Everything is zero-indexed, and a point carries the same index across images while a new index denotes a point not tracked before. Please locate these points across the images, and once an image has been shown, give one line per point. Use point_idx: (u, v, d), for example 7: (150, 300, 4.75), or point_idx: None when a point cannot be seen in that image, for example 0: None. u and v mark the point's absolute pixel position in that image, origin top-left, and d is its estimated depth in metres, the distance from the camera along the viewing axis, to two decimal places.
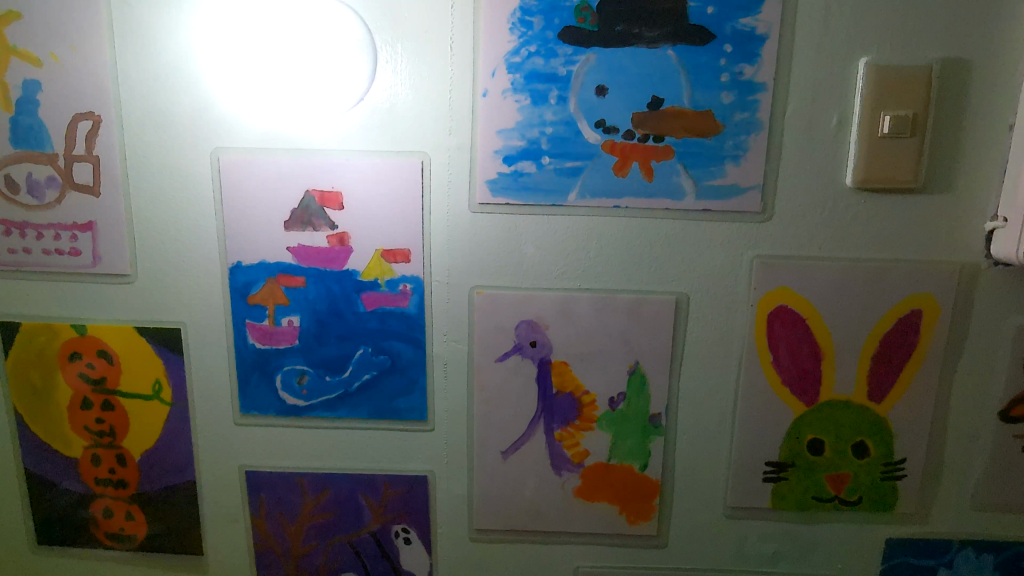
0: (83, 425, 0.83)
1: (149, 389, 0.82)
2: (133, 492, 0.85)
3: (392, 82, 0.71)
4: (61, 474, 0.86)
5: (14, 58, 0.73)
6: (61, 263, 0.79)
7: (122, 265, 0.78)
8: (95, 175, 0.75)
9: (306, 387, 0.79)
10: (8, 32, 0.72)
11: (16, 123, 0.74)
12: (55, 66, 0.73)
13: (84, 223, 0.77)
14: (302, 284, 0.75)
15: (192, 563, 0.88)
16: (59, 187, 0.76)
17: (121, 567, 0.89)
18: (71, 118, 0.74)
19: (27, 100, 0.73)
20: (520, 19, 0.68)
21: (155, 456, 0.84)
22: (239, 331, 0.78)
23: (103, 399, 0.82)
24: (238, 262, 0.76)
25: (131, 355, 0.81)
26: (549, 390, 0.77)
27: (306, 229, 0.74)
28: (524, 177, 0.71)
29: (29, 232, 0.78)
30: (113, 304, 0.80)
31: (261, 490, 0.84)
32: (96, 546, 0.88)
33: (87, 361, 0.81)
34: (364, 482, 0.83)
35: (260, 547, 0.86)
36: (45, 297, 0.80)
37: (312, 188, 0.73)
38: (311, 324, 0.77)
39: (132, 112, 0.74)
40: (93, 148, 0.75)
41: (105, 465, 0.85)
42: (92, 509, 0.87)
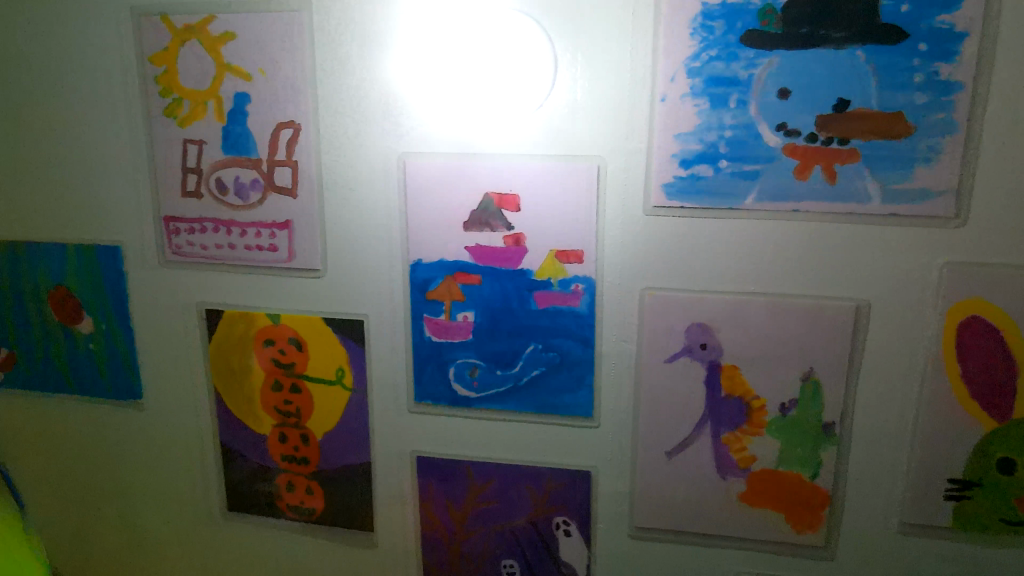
0: (274, 405, 0.91)
1: (332, 375, 0.88)
2: (314, 469, 0.93)
3: (570, 88, 0.73)
4: (252, 449, 0.94)
5: (227, 74, 0.81)
6: (260, 258, 0.86)
7: (313, 260, 0.85)
8: (293, 178, 0.82)
9: (478, 380, 0.83)
10: (224, 51, 0.81)
11: (228, 131, 0.83)
12: (263, 79, 0.80)
13: (282, 222, 0.84)
14: (478, 281, 0.79)
15: (363, 540, 0.95)
16: (262, 189, 0.83)
17: (299, 539, 0.97)
18: (274, 127, 0.81)
19: (238, 111, 0.82)
20: (702, 24, 0.68)
21: (335, 437, 0.91)
22: (418, 324, 0.83)
23: (292, 382, 0.89)
24: (419, 260, 0.81)
25: (318, 343, 0.87)
26: (718, 393, 0.77)
27: (484, 229, 0.78)
28: (700, 181, 0.72)
29: (234, 230, 0.86)
30: (303, 296, 0.87)
31: (431, 475, 0.89)
32: (278, 517, 0.96)
33: (279, 347, 0.89)
34: (528, 474, 0.86)
35: (427, 529, 0.91)
36: (245, 288, 0.88)
37: (490, 191, 0.76)
38: (484, 320, 0.80)
39: (328, 121, 0.80)
40: (292, 154, 0.82)
41: (291, 443, 0.92)
42: (278, 483, 0.95)
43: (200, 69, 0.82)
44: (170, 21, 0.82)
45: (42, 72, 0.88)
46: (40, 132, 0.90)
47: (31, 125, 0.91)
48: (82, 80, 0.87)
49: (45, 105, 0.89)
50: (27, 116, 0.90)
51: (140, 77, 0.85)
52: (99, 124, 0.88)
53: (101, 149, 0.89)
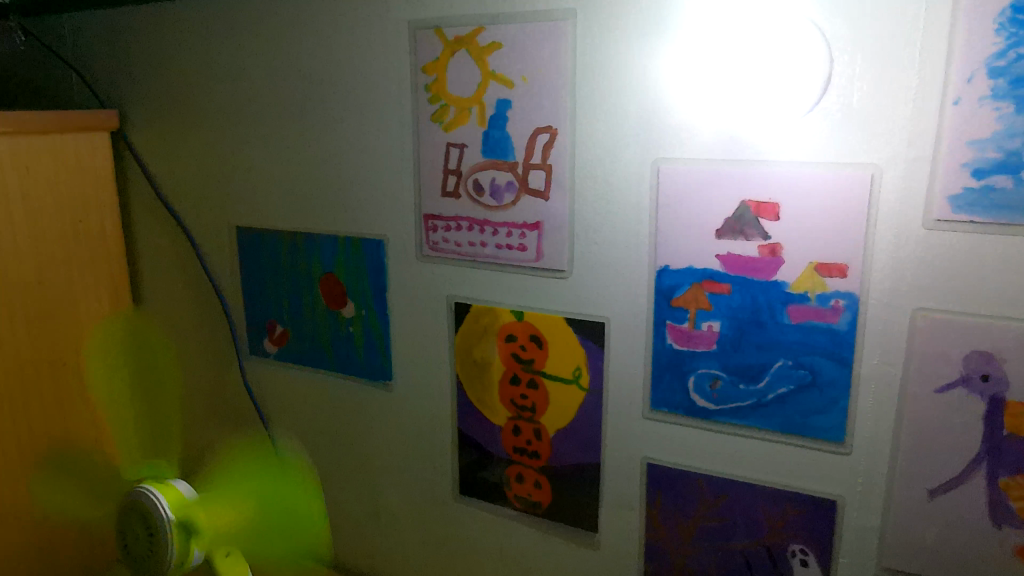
0: (511, 398, 0.95)
1: (570, 373, 0.90)
2: (544, 464, 0.95)
3: (845, 91, 0.69)
4: (487, 437, 0.99)
5: (491, 82, 0.86)
6: (509, 257, 0.90)
7: (560, 261, 0.87)
8: (546, 181, 0.86)
9: (718, 392, 0.81)
10: (490, 60, 0.86)
11: (489, 136, 0.88)
12: (524, 86, 0.84)
13: (533, 223, 0.88)
14: (727, 291, 0.78)
15: (586, 539, 0.96)
16: (516, 191, 0.87)
17: (523, 529, 1.00)
18: (532, 131, 0.85)
19: (499, 117, 0.86)
20: (1011, 19, 0.62)
21: (567, 435, 0.93)
22: (660, 331, 0.83)
23: (529, 378, 0.93)
24: (666, 266, 0.81)
25: (558, 341, 0.90)
26: (999, 431, 0.69)
27: (737, 238, 0.76)
28: (995, 193, 0.65)
29: (487, 229, 0.91)
30: (547, 295, 0.90)
31: (660, 484, 0.88)
32: (506, 505, 1.00)
33: (519, 343, 0.93)
34: (765, 495, 0.82)
35: (651, 538, 0.90)
36: (491, 285, 0.93)
37: (748, 198, 0.74)
38: (731, 331, 0.79)
39: (584, 125, 0.82)
40: (547, 158, 0.85)
41: (524, 436, 0.96)
42: (508, 473, 0.99)
43: (466, 77, 0.88)
44: (442, 33, 0.88)
45: (329, 82, 0.99)
46: (323, 134, 1.01)
47: (317, 129, 1.02)
48: (362, 88, 0.96)
49: (330, 111, 1.00)
50: (313, 121, 1.02)
51: (412, 85, 0.92)
52: (374, 128, 0.97)
53: (373, 151, 0.98)
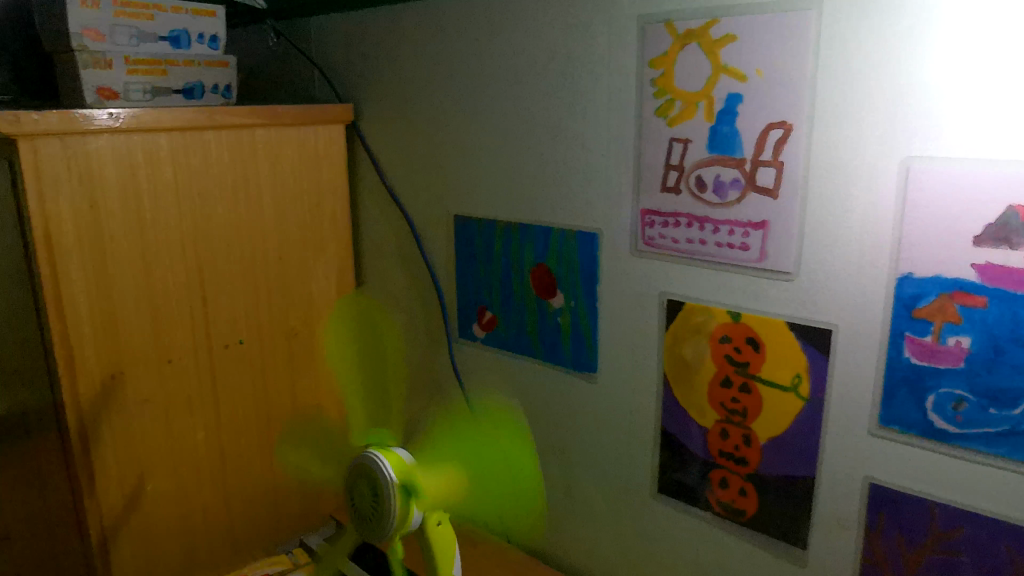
0: (720, 401, 0.93)
1: (788, 381, 0.86)
2: (751, 471, 0.92)
3: None
4: (691, 438, 0.97)
5: (723, 75, 0.84)
6: (729, 256, 0.88)
7: (785, 263, 0.84)
8: (776, 178, 0.82)
9: (963, 414, 0.75)
10: (722, 53, 0.84)
11: (716, 131, 0.86)
12: (759, 80, 0.81)
13: (758, 222, 0.85)
14: (983, 304, 0.71)
15: (792, 555, 0.91)
16: (742, 188, 0.85)
17: (723, 536, 0.98)
18: (764, 127, 0.82)
19: (728, 111, 0.84)
20: None
21: (780, 444, 0.89)
22: (896, 343, 0.77)
23: (743, 382, 0.90)
24: (910, 273, 0.75)
25: (778, 346, 0.86)
26: None
27: (1001, 246, 0.69)
28: None
29: (708, 226, 0.89)
30: (768, 298, 0.86)
31: (884, 507, 0.82)
32: (706, 509, 0.98)
33: (734, 345, 0.90)
34: (1013, 532, 0.74)
35: (869, 563, 0.84)
36: (707, 284, 0.91)
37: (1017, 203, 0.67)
38: (984, 349, 0.72)
39: (823, 121, 0.78)
40: (779, 155, 0.81)
41: (732, 440, 0.93)
42: (711, 476, 0.97)
43: (696, 71, 0.86)
44: (673, 26, 0.87)
45: (554, 77, 1.01)
46: (544, 128, 1.04)
47: (538, 122, 1.05)
48: (586, 83, 0.98)
49: (552, 105, 1.02)
50: (535, 115, 1.05)
51: (637, 79, 0.92)
52: (595, 122, 0.98)
53: (593, 145, 0.99)
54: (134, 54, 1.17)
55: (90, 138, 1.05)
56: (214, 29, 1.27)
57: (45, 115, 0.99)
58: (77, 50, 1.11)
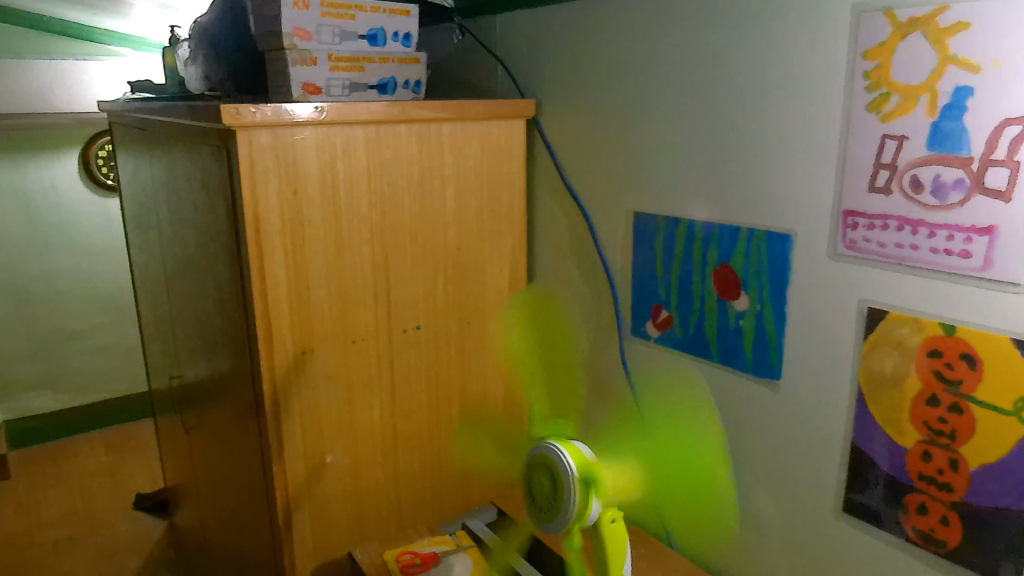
0: (924, 420, 0.85)
1: (1010, 404, 0.78)
2: (957, 500, 0.84)
3: None
4: (886, 458, 0.90)
5: (951, 66, 0.77)
6: (946, 263, 0.81)
7: (1016, 274, 0.76)
8: (1011, 180, 0.74)
9: None
10: (951, 42, 0.77)
11: (938, 127, 0.79)
12: (995, 71, 0.74)
13: (985, 227, 0.77)
14: None
15: None
16: (967, 190, 0.77)
17: (919, 566, 0.90)
18: (999, 122, 0.74)
19: (955, 105, 0.77)
20: None
21: (995, 473, 0.80)
22: None
23: (953, 401, 0.82)
24: None
25: (1000, 364, 0.78)
26: None
27: None
28: None
29: (922, 230, 0.82)
30: (991, 311, 0.78)
31: None
32: (900, 535, 0.91)
33: (945, 362, 0.83)
34: None
35: None
36: (918, 293, 0.84)
37: None
38: None
39: None
40: (1015, 153, 0.74)
41: (936, 464, 0.85)
42: (908, 500, 0.89)
43: (919, 62, 0.80)
44: (893, 14, 0.81)
45: (750, 70, 0.98)
46: (736, 123, 1.01)
47: (730, 117, 1.01)
48: (787, 76, 0.93)
49: (747, 100, 0.99)
50: (727, 110, 1.02)
51: (847, 71, 0.87)
52: (795, 117, 0.93)
53: (790, 141, 0.94)
54: (336, 51, 1.25)
55: (297, 130, 1.13)
56: (408, 27, 1.33)
57: (261, 108, 1.08)
58: (288, 48, 1.20)
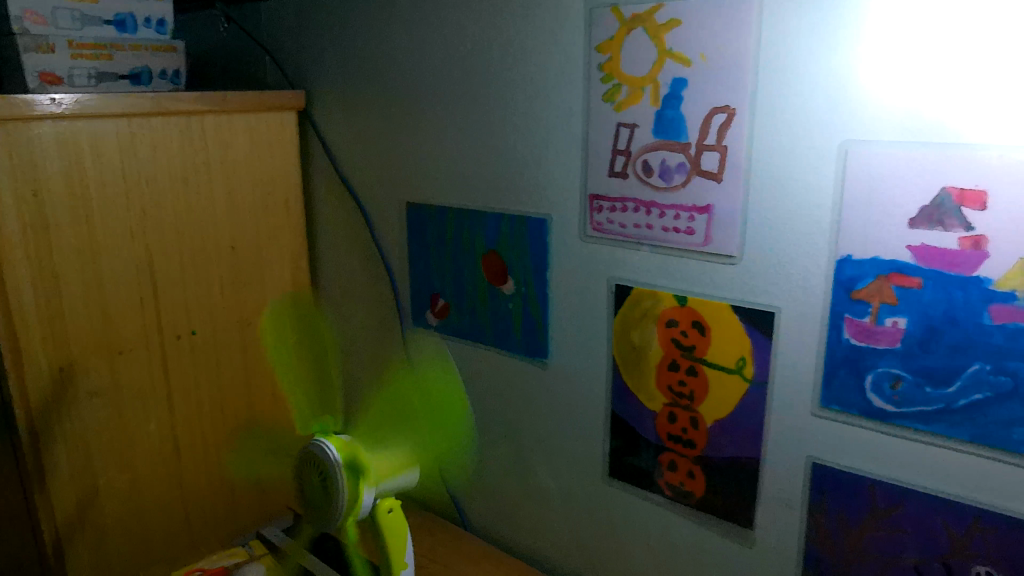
0: (667, 384, 0.94)
1: (733, 363, 0.87)
2: (698, 454, 0.93)
3: None
4: (641, 423, 0.98)
5: (668, 60, 0.84)
6: (676, 240, 0.88)
7: (730, 247, 0.84)
8: (720, 162, 0.83)
9: (899, 394, 0.75)
10: (667, 38, 0.84)
11: (661, 115, 0.86)
12: (702, 64, 0.82)
13: (703, 206, 0.85)
14: (917, 286, 0.72)
15: (738, 534, 0.93)
16: (687, 173, 0.86)
17: (674, 518, 0.99)
18: (708, 111, 0.82)
19: (673, 96, 0.85)
20: None
21: (724, 427, 0.90)
22: (836, 324, 0.78)
23: (689, 364, 0.91)
24: (848, 256, 0.75)
25: (722, 328, 0.87)
26: None
27: (934, 228, 0.69)
28: None
29: (654, 211, 0.90)
30: (713, 282, 0.87)
31: (826, 486, 0.83)
32: (658, 492, 0.99)
33: (681, 329, 0.90)
34: (948, 508, 0.75)
35: (813, 541, 0.86)
36: (655, 268, 0.92)
37: (950, 185, 0.68)
38: (919, 329, 0.73)
39: (765, 106, 0.78)
40: (723, 139, 0.82)
41: (679, 423, 0.94)
42: (660, 461, 0.98)
43: (641, 56, 0.87)
44: (619, 11, 0.88)
45: (503, 63, 1.01)
46: (496, 113, 1.04)
47: (489, 107, 1.05)
48: (535, 68, 0.98)
49: (503, 90, 1.03)
50: (486, 101, 1.05)
51: (585, 64, 0.93)
52: (546, 107, 0.98)
53: (543, 129, 1.00)
54: (77, 38, 1.14)
55: (35, 124, 1.02)
56: (162, 13, 1.24)
57: None
58: (18, 33, 1.08)
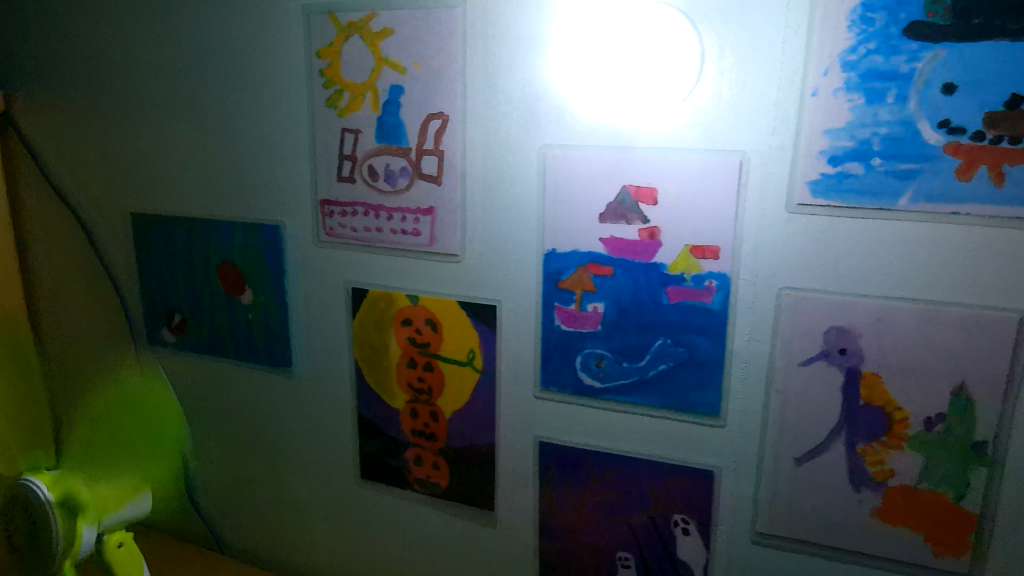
0: (407, 381, 0.97)
1: (464, 356, 0.92)
2: (441, 446, 0.98)
3: (716, 81, 0.71)
4: (387, 422, 1.01)
5: (384, 67, 0.87)
6: (404, 242, 0.92)
7: (454, 245, 0.89)
8: (439, 166, 0.87)
9: (603, 370, 0.84)
10: (382, 45, 0.86)
11: (382, 121, 0.89)
12: (416, 72, 0.85)
13: (426, 208, 0.89)
14: (610, 273, 0.80)
15: (482, 517, 0.98)
16: (410, 176, 0.89)
17: (424, 510, 1.02)
18: (424, 117, 0.86)
19: (392, 102, 0.88)
20: (861, 16, 0.65)
21: (461, 417, 0.95)
22: (548, 312, 0.85)
23: (426, 361, 0.95)
24: (554, 249, 0.83)
25: (452, 323, 0.92)
26: (854, 401, 0.73)
27: (619, 222, 0.78)
28: (849, 179, 0.68)
29: (382, 214, 0.92)
30: (441, 280, 0.91)
31: (552, 461, 0.91)
32: (408, 488, 1.02)
33: (415, 327, 0.94)
34: (649, 467, 0.85)
35: (545, 513, 0.93)
36: (388, 269, 0.94)
37: (628, 184, 0.77)
38: (614, 311, 0.81)
39: (474, 112, 0.83)
40: (439, 144, 0.86)
41: (422, 418, 0.98)
42: (407, 456, 1.01)
43: (359, 63, 0.89)
44: (336, 17, 0.89)
45: (223, 64, 0.98)
46: (220, 117, 1.00)
47: (213, 110, 1.01)
48: (257, 71, 0.96)
49: (225, 94, 0.99)
50: (209, 105, 1.01)
51: (307, 69, 0.92)
52: (271, 112, 0.97)
53: (269, 134, 0.98)
54: None
55: None
56: None
57: None
58: None
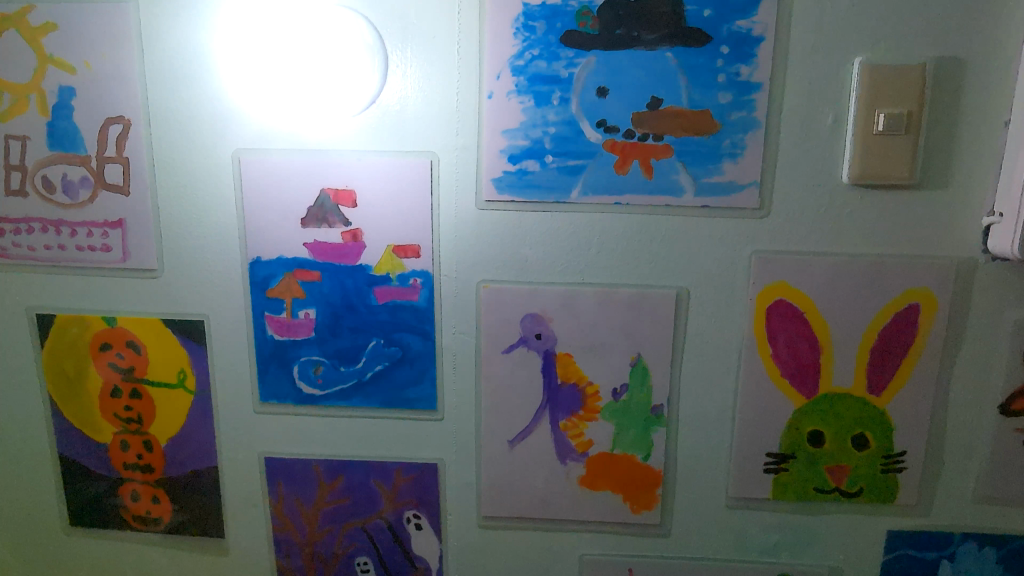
0: (113, 412, 0.88)
1: (174, 377, 0.86)
2: (159, 477, 0.90)
3: (401, 87, 0.73)
4: (93, 459, 0.90)
5: (50, 66, 0.77)
6: (93, 259, 0.83)
7: (150, 259, 0.83)
8: (124, 175, 0.80)
9: (321, 377, 0.83)
10: (45, 42, 0.77)
11: (52, 126, 0.79)
12: (88, 72, 0.77)
13: (115, 221, 0.81)
14: (317, 278, 0.79)
15: (211, 545, 0.92)
16: (92, 187, 0.80)
17: (147, 549, 0.94)
18: (102, 122, 0.78)
19: (62, 106, 0.78)
20: (524, 24, 0.70)
21: (178, 443, 0.88)
22: (259, 323, 0.82)
23: (132, 387, 0.86)
24: (257, 257, 0.80)
25: (157, 344, 0.85)
26: (553, 381, 0.79)
27: (321, 226, 0.77)
28: (528, 175, 0.73)
29: (64, 229, 0.82)
30: (141, 297, 0.84)
31: (280, 476, 0.88)
32: (125, 528, 0.93)
33: (116, 352, 0.86)
34: (377, 468, 0.86)
35: (278, 532, 0.90)
36: (78, 290, 0.85)
37: (326, 187, 0.76)
38: (326, 317, 0.80)
39: (158, 116, 0.78)
40: (123, 151, 0.79)
41: (134, 450, 0.89)
42: (122, 494, 0.91)
43: (18, 60, 0.78)
44: None
45: None
46: None
47: None
48: None
49: None
50: None
51: None
52: None
53: None
54: None
55: None
56: None
57: None
58: None
